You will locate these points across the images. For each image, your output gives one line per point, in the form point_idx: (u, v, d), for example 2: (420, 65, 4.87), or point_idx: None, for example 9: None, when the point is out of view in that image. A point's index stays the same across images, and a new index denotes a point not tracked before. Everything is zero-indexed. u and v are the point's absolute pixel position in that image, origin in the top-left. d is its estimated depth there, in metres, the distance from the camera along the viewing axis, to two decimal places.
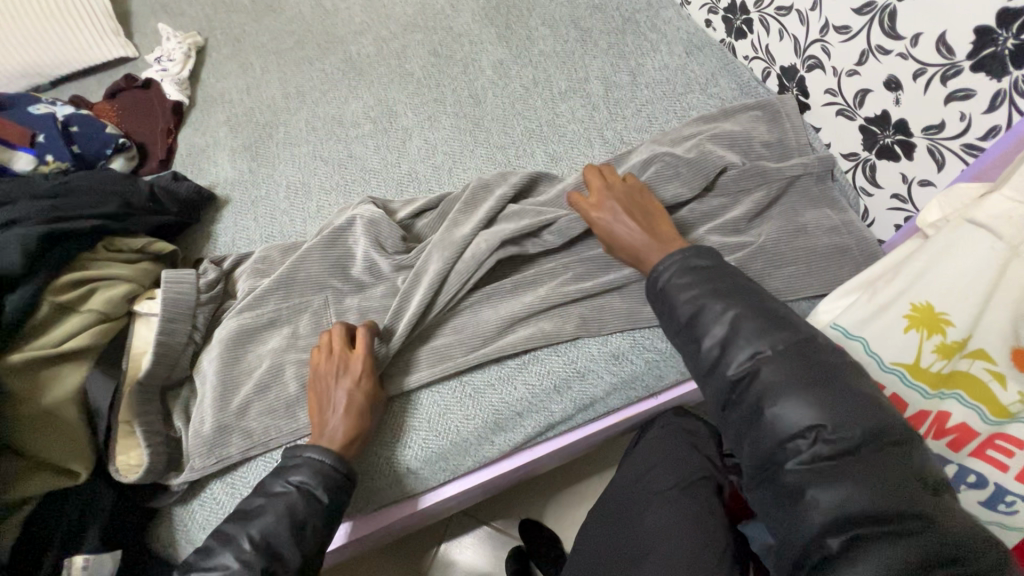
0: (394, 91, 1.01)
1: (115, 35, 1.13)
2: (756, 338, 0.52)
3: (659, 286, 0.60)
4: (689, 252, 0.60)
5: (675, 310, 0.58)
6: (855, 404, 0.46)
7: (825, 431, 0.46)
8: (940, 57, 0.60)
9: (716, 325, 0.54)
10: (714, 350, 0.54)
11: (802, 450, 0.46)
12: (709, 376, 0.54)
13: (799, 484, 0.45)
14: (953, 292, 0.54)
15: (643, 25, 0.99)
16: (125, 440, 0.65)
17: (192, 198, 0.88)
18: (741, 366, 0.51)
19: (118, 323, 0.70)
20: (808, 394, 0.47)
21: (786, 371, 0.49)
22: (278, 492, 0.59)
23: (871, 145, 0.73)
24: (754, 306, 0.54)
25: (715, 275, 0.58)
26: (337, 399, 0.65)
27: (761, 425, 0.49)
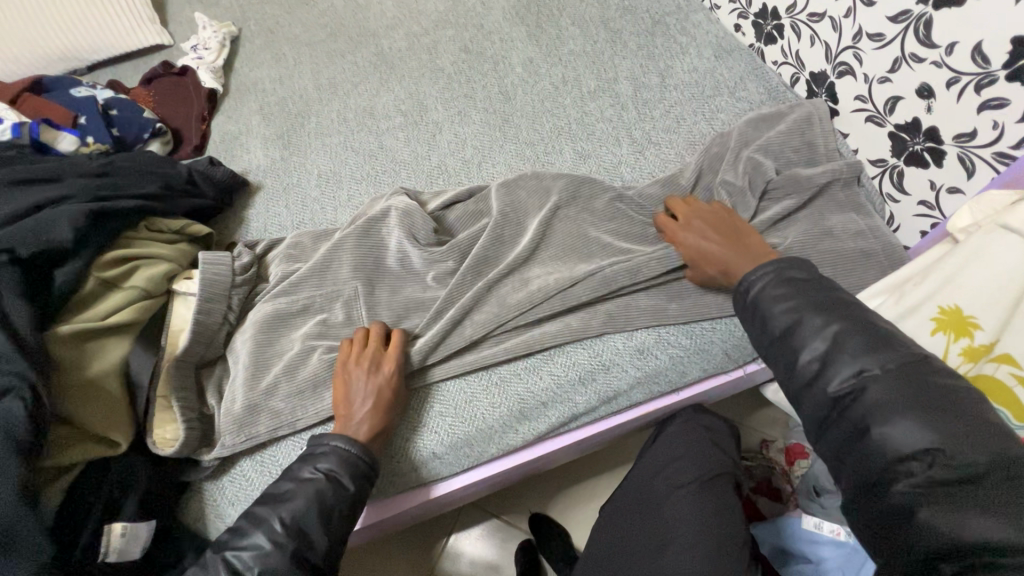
0: (425, 85, 1.03)
1: (150, 23, 1.15)
2: (863, 355, 0.48)
3: (750, 296, 0.57)
4: (786, 263, 0.56)
5: (768, 322, 0.55)
6: (978, 428, 0.42)
7: (944, 456, 0.42)
8: (975, 66, 0.61)
9: (816, 339, 0.51)
10: (812, 365, 0.50)
11: (914, 473, 0.43)
12: (806, 392, 0.51)
13: (907, 507, 0.43)
14: (983, 296, 0.55)
15: (673, 27, 1.01)
16: (162, 414, 0.68)
17: (227, 183, 0.90)
18: (843, 383, 0.48)
19: (158, 301, 0.72)
20: (922, 415, 0.44)
21: (898, 389, 0.45)
22: (306, 478, 0.61)
23: (900, 152, 0.74)
24: (859, 319, 0.50)
25: (815, 288, 0.54)
26: (360, 394, 0.66)
27: (864, 443, 0.46)
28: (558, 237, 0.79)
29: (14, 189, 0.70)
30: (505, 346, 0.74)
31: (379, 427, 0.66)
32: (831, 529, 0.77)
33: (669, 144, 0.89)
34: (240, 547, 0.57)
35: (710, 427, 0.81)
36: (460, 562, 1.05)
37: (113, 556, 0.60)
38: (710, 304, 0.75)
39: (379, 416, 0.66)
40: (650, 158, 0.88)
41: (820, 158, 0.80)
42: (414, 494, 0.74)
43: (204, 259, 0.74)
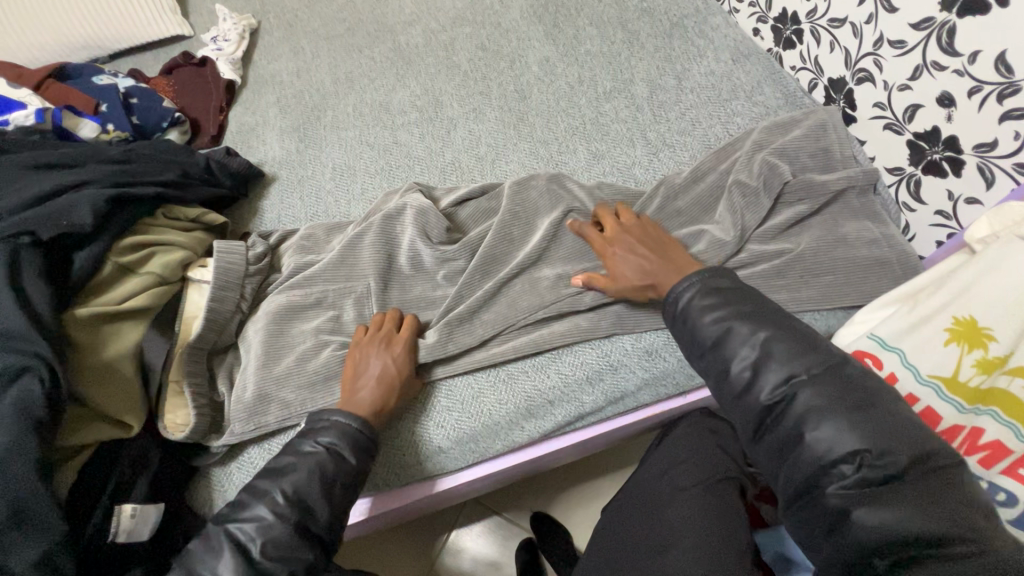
0: (441, 82, 1.03)
1: (172, 14, 1.17)
2: (790, 361, 0.49)
3: (681, 307, 0.58)
4: (709, 272, 0.58)
5: (698, 332, 0.56)
6: (898, 427, 0.44)
7: (871, 456, 0.43)
8: (998, 76, 0.60)
9: (746, 347, 0.52)
10: (744, 373, 0.51)
11: (845, 475, 0.44)
12: (740, 401, 0.51)
13: (842, 508, 0.44)
14: (997, 307, 0.55)
15: (691, 30, 1.00)
16: (173, 399, 0.69)
17: (243, 173, 0.91)
18: (774, 391, 0.49)
19: (173, 287, 0.73)
20: (848, 418, 0.45)
21: (825, 394, 0.47)
22: (308, 452, 0.60)
23: (918, 160, 0.73)
24: (780, 326, 0.52)
25: (741, 298, 0.55)
26: (373, 368, 0.67)
27: (799, 448, 0.46)
28: (569, 236, 0.79)
29: (37, 173, 0.71)
30: (513, 343, 0.74)
31: (382, 402, 0.66)
32: None
33: (683, 147, 0.88)
34: (240, 520, 0.56)
35: (717, 432, 0.81)
36: (460, 558, 1.05)
37: (123, 536, 0.61)
38: None
39: (384, 390, 0.66)
40: (664, 160, 0.88)
41: (835, 165, 0.80)
42: (416, 488, 0.74)
43: (218, 247, 0.74)
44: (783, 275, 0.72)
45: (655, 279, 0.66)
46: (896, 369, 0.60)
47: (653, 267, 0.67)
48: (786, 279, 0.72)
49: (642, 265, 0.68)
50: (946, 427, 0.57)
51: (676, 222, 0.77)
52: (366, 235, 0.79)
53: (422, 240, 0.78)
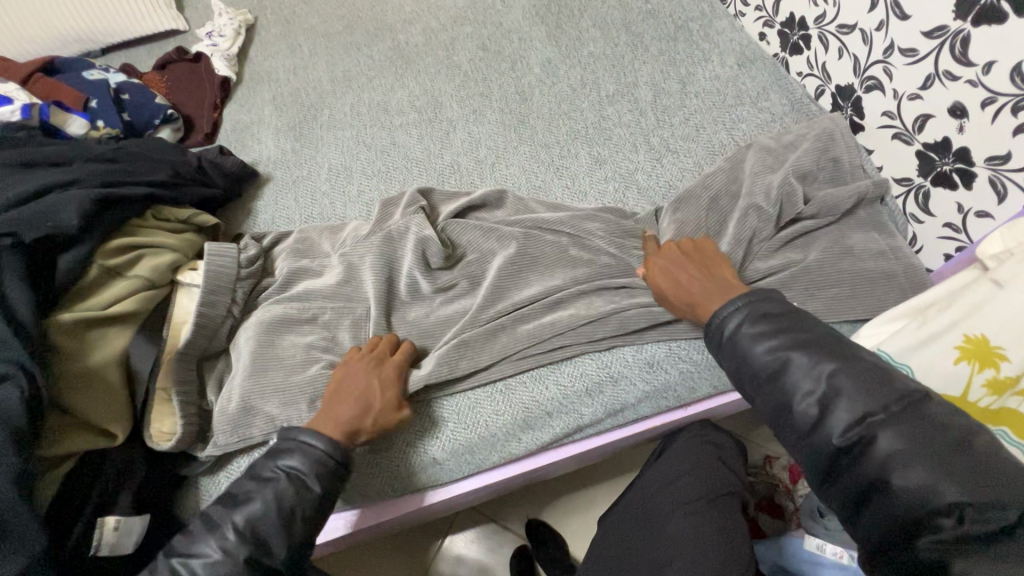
0: (440, 82, 1.01)
1: (167, 8, 1.14)
2: (861, 397, 0.47)
3: (729, 333, 0.55)
4: (757, 295, 0.55)
5: (753, 363, 0.53)
6: (1004, 475, 0.41)
7: (973, 509, 0.41)
8: (1013, 87, 0.58)
9: (808, 380, 0.49)
10: (810, 410, 0.49)
11: (943, 529, 0.41)
12: (807, 439, 0.49)
13: (939, 562, 0.41)
14: (1010, 327, 0.53)
15: (696, 33, 0.99)
16: (161, 407, 0.67)
17: (237, 173, 0.89)
18: (848, 431, 0.46)
19: (163, 291, 0.71)
20: (938, 463, 0.43)
21: (908, 436, 0.44)
22: (267, 477, 0.58)
23: (927, 171, 0.71)
24: (845, 357, 0.49)
25: (795, 324, 0.53)
26: (357, 385, 0.65)
27: (884, 495, 0.44)
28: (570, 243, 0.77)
29: (22, 171, 0.69)
30: (511, 355, 0.72)
31: (355, 420, 0.63)
32: (835, 553, 0.75)
33: (687, 153, 0.87)
34: (189, 553, 0.54)
35: (717, 444, 0.80)
36: (453, 566, 1.04)
37: (105, 549, 0.59)
38: None
39: (361, 409, 0.63)
40: (668, 166, 0.86)
41: (843, 176, 0.78)
42: (405, 501, 0.72)
43: (209, 250, 0.72)
44: (787, 288, 0.70)
45: (697, 300, 0.64)
46: None
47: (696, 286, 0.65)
48: (792, 291, 0.70)
49: (685, 285, 0.66)
50: None
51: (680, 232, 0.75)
52: (364, 244, 0.78)
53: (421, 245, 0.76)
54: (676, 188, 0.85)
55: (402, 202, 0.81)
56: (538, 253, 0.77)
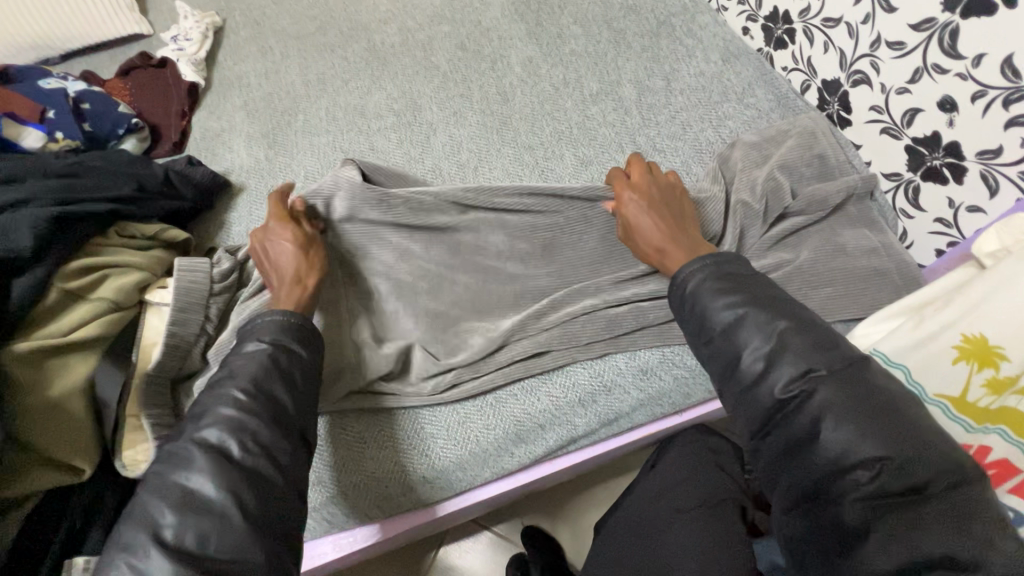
0: (418, 84, 0.98)
1: (128, 11, 1.09)
2: (808, 355, 0.48)
3: (688, 291, 0.57)
4: (722, 257, 0.57)
5: (709, 318, 0.54)
6: (925, 436, 0.43)
7: (891, 465, 0.42)
8: (1004, 80, 0.57)
9: (759, 338, 0.50)
10: (756, 365, 0.50)
11: (862, 485, 0.43)
12: (750, 394, 0.50)
13: (860, 522, 0.42)
14: (1010, 327, 0.52)
15: (678, 29, 0.97)
16: (132, 434, 0.63)
17: (207, 183, 0.85)
18: (790, 385, 0.47)
19: (130, 313, 0.67)
20: (870, 423, 0.43)
21: (845, 394, 0.45)
22: (251, 350, 0.55)
23: (917, 166, 0.70)
24: (795, 317, 0.51)
25: (752, 287, 0.54)
26: (275, 248, 0.67)
27: (814, 451, 0.45)
28: (557, 249, 0.75)
29: None
30: (503, 364, 0.70)
31: (292, 271, 0.65)
32: None
33: (674, 151, 0.84)
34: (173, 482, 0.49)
35: (716, 450, 0.79)
36: None
37: None
38: None
39: (290, 258, 0.66)
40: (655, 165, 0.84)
41: (832, 171, 0.78)
42: (392, 522, 0.70)
43: (179, 265, 0.69)
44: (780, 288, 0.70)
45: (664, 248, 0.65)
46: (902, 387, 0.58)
47: (663, 236, 0.65)
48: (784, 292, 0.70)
49: (652, 230, 0.66)
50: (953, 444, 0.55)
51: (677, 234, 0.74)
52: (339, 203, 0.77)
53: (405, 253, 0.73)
54: None
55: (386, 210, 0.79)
56: (526, 260, 0.74)
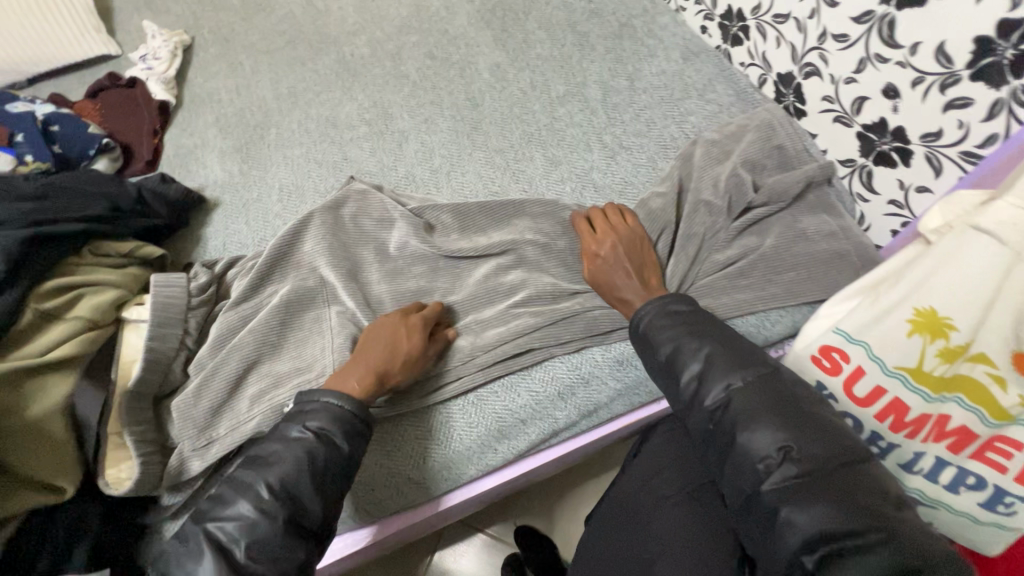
0: (389, 93, 0.99)
1: (94, 32, 1.10)
2: (730, 371, 0.57)
3: (642, 329, 0.64)
4: (667, 297, 0.65)
5: (656, 349, 0.63)
6: (819, 427, 0.51)
7: (793, 451, 0.50)
8: (939, 66, 0.60)
9: (693, 361, 0.59)
10: (691, 384, 0.58)
11: (773, 473, 0.50)
12: (689, 409, 0.58)
13: (774, 504, 0.49)
14: (957, 299, 0.54)
15: (640, 30, 1.00)
16: (114, 452, 0.63)
17: (182, 200, 0.85)
18: (716, 397, 0.56)
19: (107, 331, 0.67)
20: (776, 421, 0.52)
21: (757, 399, 0.54)
22: (295, 438, 0.57)
23: (868, 151, 0.74)
24: (723, 342, 0.60)
25: (691, 317, 0.63)
26: (388, 339, 0.66)
27: (735, 450, 0.53)
28: (531, 250, 0.78)
29: None
30: (480, 362, 0.71)
31: (382, 368, 0.64)
32: None
33: (640, 148, 0.87)
34: (222, 518, 0.53)
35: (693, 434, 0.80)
36: None
37: None
38: None
39: (389, 358, 0.65)
40: (622, 162, 0.86)
41: (790, 161, 0.81)
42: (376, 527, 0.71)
43: (156, 281, 0.70)
44: (744, 275, 0.73)
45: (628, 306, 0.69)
46: (864, 361, 0.62)
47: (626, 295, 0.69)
48: (748, 279, 0.73)
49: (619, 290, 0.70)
50: (916, 416, 0.62)
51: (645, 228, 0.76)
52: (339, 226, 0.81)
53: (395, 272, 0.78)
54: (633, 184, 0.84)
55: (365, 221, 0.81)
56: (504, 264, 0.77)
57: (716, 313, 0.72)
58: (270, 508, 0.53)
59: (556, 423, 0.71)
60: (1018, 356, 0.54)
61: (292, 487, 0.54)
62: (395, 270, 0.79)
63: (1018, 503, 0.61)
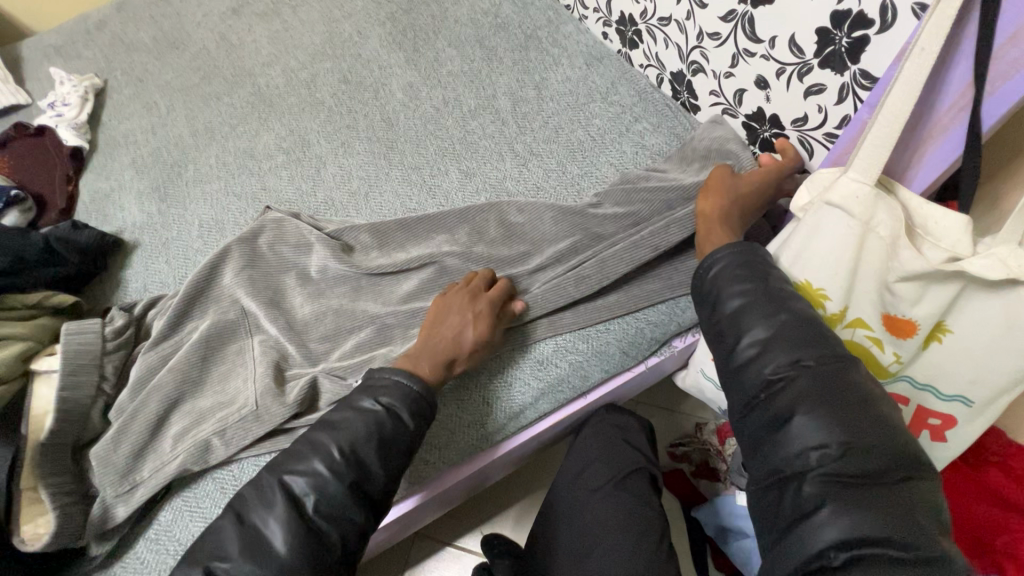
0: (306, 120, 1.00)
1: (4, 83, 1.09)
2: (798, 346, 0.52)
3: (711, 276, 0.60)
4: (747, 249, 0.60)
5: (719, 303, 0.58)
6: (891, 432, 0.47)
7: (855, 450, 0.46)
8: (794, 57, 0.66)
9: (760, 324, 0.55)
10: (751, 349, 0.54)
11: (825, 465, 0.47)
12: (741, 375, 0.54)
13: (818, 497, 0.46)
14: (827, 272, 0.58)
15: (545, 40, 1.04)
16: (29, 508, 0.62)
17: (96, 245, 0.85)
18: (778, 369, 0.52)
19: (14, 385, 0.66)
20: (840, 414, 0.48)
21: (826, 384, 0.50)
22: (367, 409, 0.61)
23: (754, 139, 0.78)
24: (797, 312, 0.55)
25: (768, 277, 0.58)
26: (457, 325, 0.68)
27: (788, 432, 0.49)
28: (447, 263, 0.78)
29: None
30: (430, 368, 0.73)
31: (450, 354, 0.67)
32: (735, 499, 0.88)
33: (549, 154, 0.90)
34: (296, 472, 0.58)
35: (621, 425, 0.82)
36: None
37: None
38: (600, 306, 0.76)
39: (459, 343, 0.67)
40: (534, 169, 0.89)
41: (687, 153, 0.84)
42: (399, 505, 0.73)
43: (67, 329, 0.69)
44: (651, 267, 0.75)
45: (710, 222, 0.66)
46: None
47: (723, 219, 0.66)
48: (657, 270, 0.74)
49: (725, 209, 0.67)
50: None
51: (559, 232, 0.79)
52: (258, 256, 0.81)
53: (316, 296, 0.79)
54: (544, 188, 0.87)
55: (285, 248, 0.82)
56: (427, 279, 0.78)
57: (627, 306, 0.77)
58: (341, 470, 0.57)
59: (487, 427, 0.73)
60: (887, 318, 0.58)
61: (359, 451, 0.58)
62: (316, 294, 0.79)
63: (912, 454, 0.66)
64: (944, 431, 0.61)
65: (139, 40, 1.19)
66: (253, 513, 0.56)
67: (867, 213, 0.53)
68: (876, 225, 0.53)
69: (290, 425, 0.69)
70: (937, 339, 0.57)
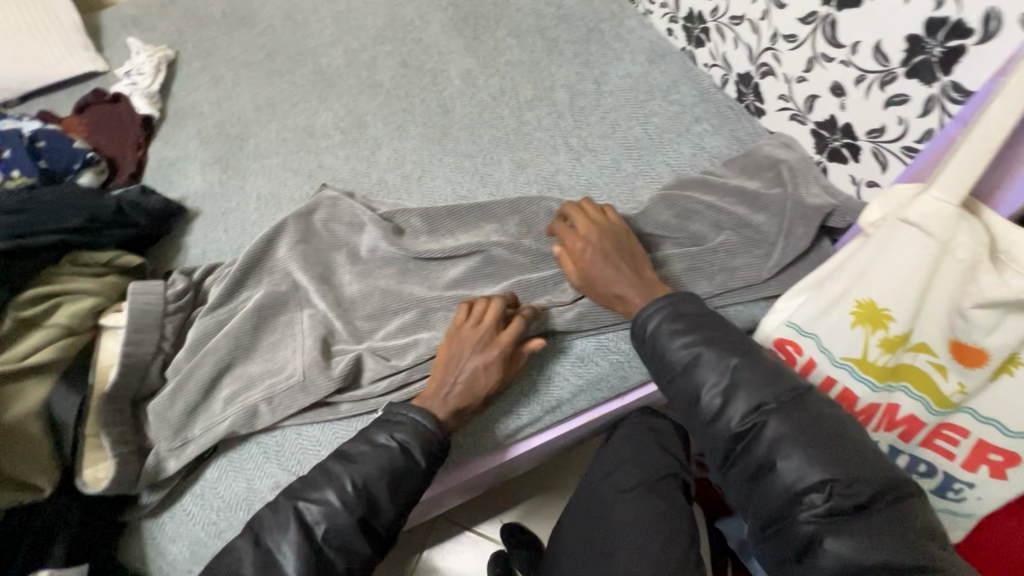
0: (363, 102, 1.02)
1: (84, 50, 1.15)
2: (757, 390, 0.54)
3: (650, 333, 0.60)
4: (677, 297, 0.61)
5: (669, 358, 0.59)
6: (864, 459, 0.50)
7: (839, 486, 0.48)
8: (878, 64, 0.63)
9: (717, 376, 0.56)
10: (714, 401, 0.55)
11: (816, 505, 0.49)
12: (710, 428, 0.56)
13: (816, 536, 0.48)
14: (894, 291, 0.55)
15: (607, 34, 1.02)
16: (91, 453, 0.67)
17: (162, 211, 0.89)
18: (743, 419, 0.54)
19: (85, 337, 0.71)
20: (813, 450, 0.50)
21: (792, 421, 0.52)
22: (382, 445, 0.62)
23: (822, 148, 0.75)
24: (746, 353, 0.57)
25: (710, 325, 0.59)
26: (469, 372, 0.66)
27: (772, 477, 0.51)
28: (494, 253, 0.78)
29: None
30: None
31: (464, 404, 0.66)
32: None
33: (604, 150, 0.89)
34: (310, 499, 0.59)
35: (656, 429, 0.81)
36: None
37: None
38: None
39: (469, 394, 0.66)
40: (587, 165, 0.88)
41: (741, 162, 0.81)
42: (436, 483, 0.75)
43: (133, 288, 0.73)
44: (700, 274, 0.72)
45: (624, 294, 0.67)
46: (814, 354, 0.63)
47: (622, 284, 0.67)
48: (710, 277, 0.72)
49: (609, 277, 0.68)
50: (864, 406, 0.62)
51: None
52: (311, 232, 0.84)
53: (365, 275, 0.81)
54: (596, 184, 0.86)
55: (337, 228, 0.84)
56: (473, 267, 0.78)
57: None
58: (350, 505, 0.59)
59: (522, 419, 0.73)
60: (956, 344, 0.55)
61: (369, 486, 0.60)
62: (364, 273, 0.81)
63: (967, 489, 0.61)
64: (1006, 469, 0.57)
65: (210, 15, 1.23)
66: (268, 536, 0.58)
67: (948, 233, 0.51)
68: (954, 247, 0.51)
69: (333, 399, 0.72)
70: (1009, 372, 0.55)
